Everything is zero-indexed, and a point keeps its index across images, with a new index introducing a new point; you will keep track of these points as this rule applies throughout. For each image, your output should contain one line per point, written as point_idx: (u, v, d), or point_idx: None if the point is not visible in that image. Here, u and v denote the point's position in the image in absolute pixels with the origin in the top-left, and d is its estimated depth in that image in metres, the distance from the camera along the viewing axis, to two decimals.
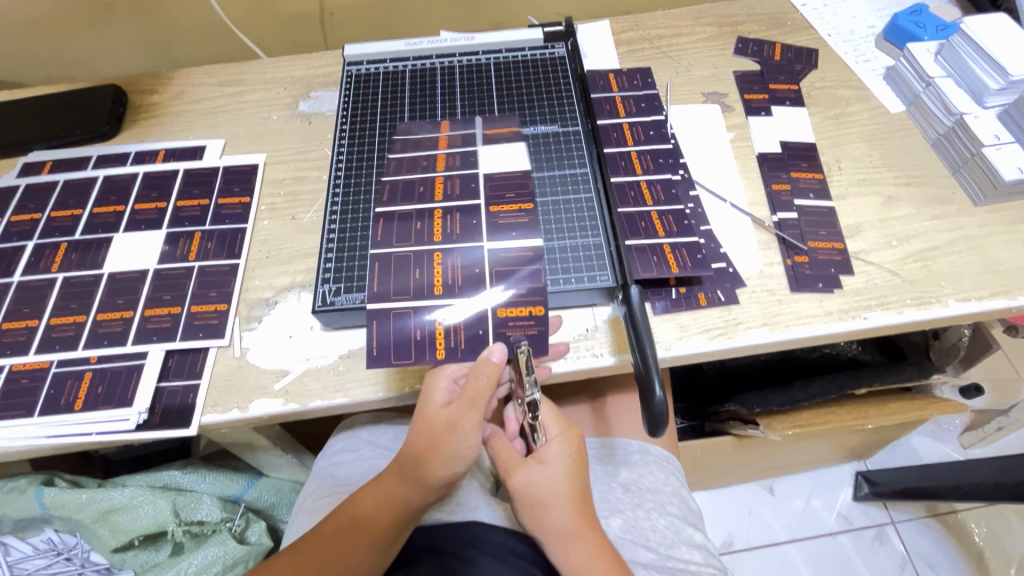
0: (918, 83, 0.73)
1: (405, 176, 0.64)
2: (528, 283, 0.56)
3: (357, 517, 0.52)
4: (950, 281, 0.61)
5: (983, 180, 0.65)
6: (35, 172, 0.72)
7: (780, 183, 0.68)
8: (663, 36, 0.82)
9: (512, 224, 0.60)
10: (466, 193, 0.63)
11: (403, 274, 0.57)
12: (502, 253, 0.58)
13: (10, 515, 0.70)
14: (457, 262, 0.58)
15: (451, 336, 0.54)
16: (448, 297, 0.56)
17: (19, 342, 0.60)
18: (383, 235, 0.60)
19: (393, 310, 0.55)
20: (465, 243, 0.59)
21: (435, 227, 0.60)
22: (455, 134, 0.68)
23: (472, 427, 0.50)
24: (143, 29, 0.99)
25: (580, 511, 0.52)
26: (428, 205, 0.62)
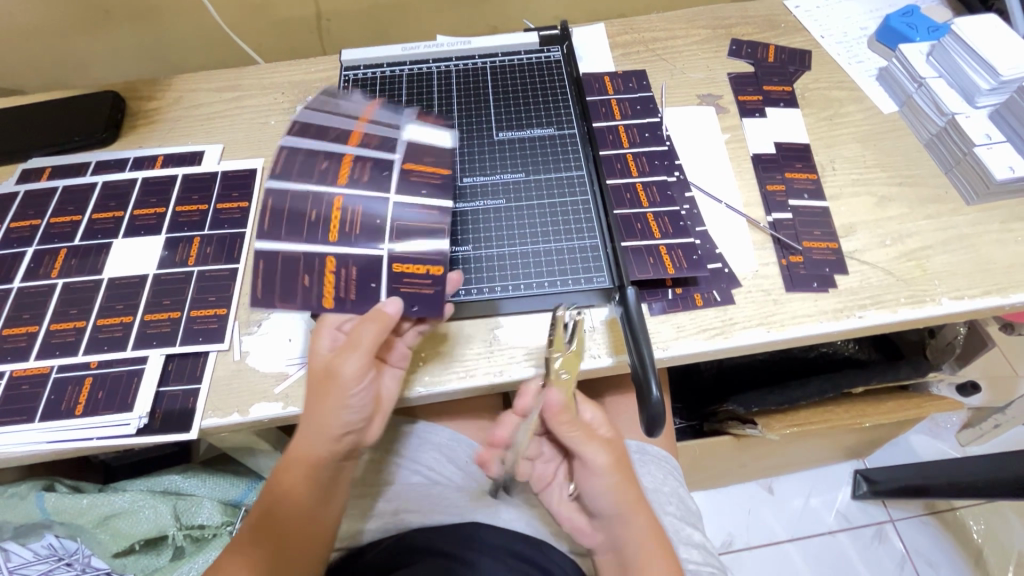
0: (911, 83, 0.73)
1: (331, 121, 0.61)
2: (431, 247, 0.56)
3: (280, 489, 0.53)
4: (944, 280, 0.62)
5: (975, 179, 0.66)
6: (34, 178, 0.72)
7: (774, 184, 0.69)
8: (658, 39, 0.82)
9: (423, 182, 0.58)
10: (386, 145, 0.60)
11: (300, 217, 0.54)
12: (406, 209, 0.56)
13: (11, 521, 0.70)
14: (360, 215, 0.56)
15: (343, 287, 0.53)
16: (342, 245, 0.54)
17: (19, 348, 0.60)
18: (286, 169, 0.56)
19: (277, 251, 0.53)
20: (371, 194, 0.57)
21: (343, 172, 0.57)
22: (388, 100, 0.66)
23: (354, 372, 0.50)
24: (140, 34, 1.00)
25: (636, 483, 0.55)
26: (345, 147, 0.59)
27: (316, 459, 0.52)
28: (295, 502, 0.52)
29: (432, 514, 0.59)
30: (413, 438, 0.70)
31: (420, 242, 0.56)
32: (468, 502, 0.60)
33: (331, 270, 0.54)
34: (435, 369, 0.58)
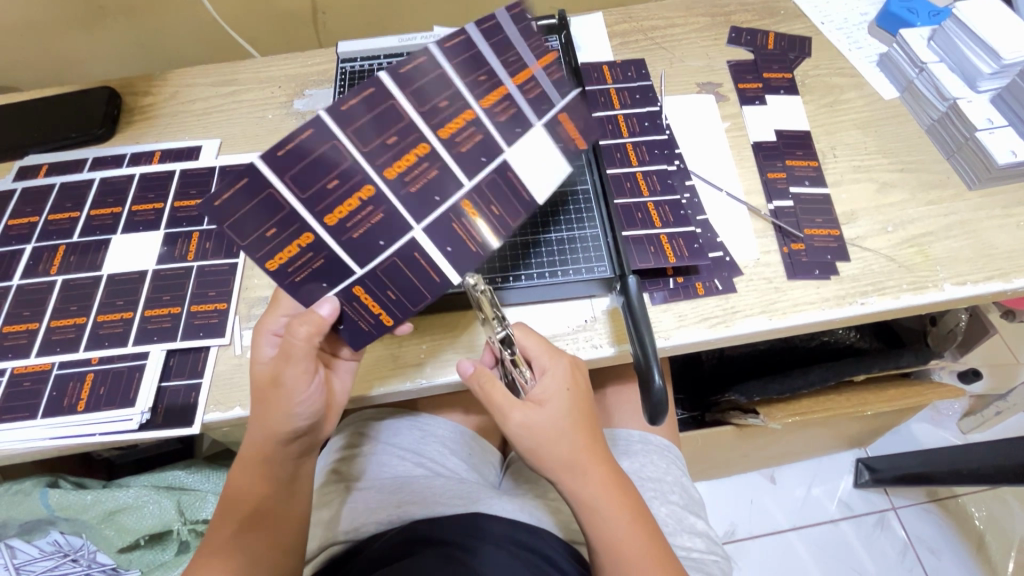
0: (912, 69, 0.73)
1: (444, 83, 0.43)
2: (403, 301, 0.50)
3: (240, 495, 0.52)
4: (946, 266, 0.61)
5: (977, 164, 0.65)
6: (31, 175, 0.72)
7: (775, 172, 0.69)
8: (657, 27, 0.81)
9: (459, 241, 0.49)
10: (460, 165, 0.46)
11: (318, 176, 0.42)
12: (417, 251, 0.48)
13: (15, 518, 0.70)
14: (372, 219, 0.45)
15: (299, 264, 0.46)
16: (328, 232, 0.45)
17: (20, 345, 0.60)
18: (357, 112, 0.41)
19: (268, 188, 0.41)
20: (407, 213, 0.46)
21: (399, 164, 0.44)
22: (521, 100, 0.46)
23: (300, 377, 0.49)
24: (135, 29, 0.99)
25: (574, 434, 0.49)
26: (424, 129, 0.43)
27: (271, 463, 0.51)
28: (262, 505, 0.52)
29: (435, 505, 0.59)
30: (394, 425, 0.73)
31: (402, 295, 0.50)
32: (463, 493, 0.61)
33: (298, 245, 0.45)
34: (439, 361, 0.59)
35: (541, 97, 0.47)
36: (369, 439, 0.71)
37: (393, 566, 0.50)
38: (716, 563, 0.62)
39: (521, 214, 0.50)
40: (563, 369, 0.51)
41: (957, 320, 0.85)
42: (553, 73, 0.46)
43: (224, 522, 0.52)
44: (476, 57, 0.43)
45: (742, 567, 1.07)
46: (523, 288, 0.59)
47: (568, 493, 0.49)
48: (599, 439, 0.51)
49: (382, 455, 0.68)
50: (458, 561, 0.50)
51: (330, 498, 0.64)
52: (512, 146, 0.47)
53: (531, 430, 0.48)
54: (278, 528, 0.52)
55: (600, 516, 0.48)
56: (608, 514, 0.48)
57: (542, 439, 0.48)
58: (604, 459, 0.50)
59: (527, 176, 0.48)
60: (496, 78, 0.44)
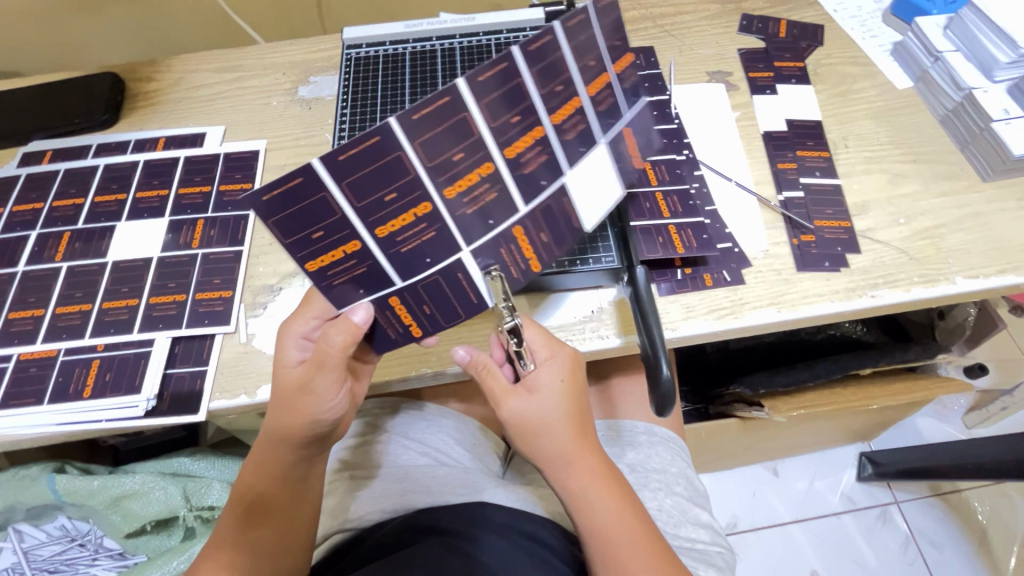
0: (927, 58, 0.71)
1: (519, 96, 0.38)
2: (436, 318, 0.49)
3: (247, 489, 0.52)
4: (957, 259, 0.61)
5: (992, 156, 0.64)
6: (36, 161, 0.71)
7: (785, 162, 0.68)
8: (666, 14, 0.80)
9: (501, 264, 0.47)
10: (521, 186, 0.42)
11: (378, 185, 0.37)
12: (462, 272, 0.45)
13: (23, 502, 0.71)
14: (423, 235, 0.42)
15: (339, 272, 0.42)
16: (373, 244, 0.40)
17: (25, 331, 0.60)
18: (429, 122, 0.36)
19: (324, 191, 0.36)
20: (459, 235, 0.43)
21: (462, 183, 0.40)
22: (589, 114, 0.43)
23: (330, 386, 0.48)
24: (138, 15, 0.98)
25: (570, 425, 0.49)
26: (493, 147, 0.39)
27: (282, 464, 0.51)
28: (267, 500, 0.52)
29: (439, 496, 0.59)
30: (404, 417, 0.72)
31: (436, 309, 0.48)
32: (467, 485, 0.61)
33: (342, 251, 0.40)
34: (444, 352, 0.60)
35: (606, 112, 0.44)
36: (378, 429, 0.71)
37: (393, 554, 0.50)
38: (721, 555, 0.62)
39: (567, 242, 0.49)
40: (563, 361, 0.50)
41: (965, 314, 0.84)
42: (622, 85, 0.44)
43: (231, 514, 0.53)
44: (560, 66, 0.39)
45: (744, 559, 1.07)
46: (542, 281, 0.58)
47: (559, 485, 0.49)
48: (590, 430, 0.51)
49: (390, 446, 0.68)
50: (460, 549, 0.50)
51: (341, 486, 0.64)
52: (573, 171, 0.45)
53: (525, 422, 0.48)
54: (284, 531, 0.52)
55: (592, 506, 0.48)
56: (600, 507, 0.48)
57: (539, 431, 0.48)
58: (598, 450, 0.50)
59: (581, 202, 0.47)
60: (573, 93, 0.41)
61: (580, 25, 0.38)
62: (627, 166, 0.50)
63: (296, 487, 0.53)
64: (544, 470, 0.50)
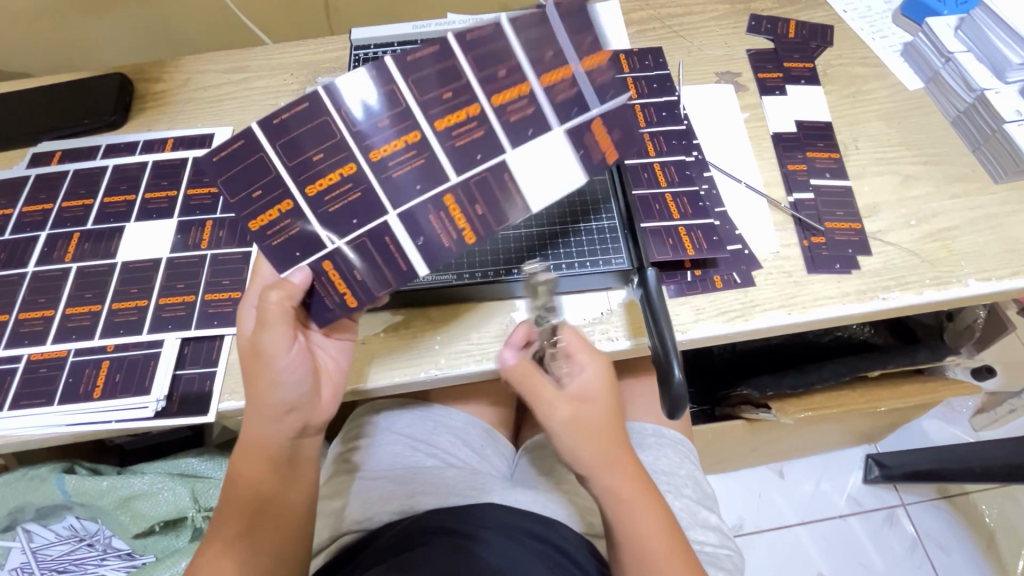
0: (938, 59, 0.71)
1: (456, 74, 0.45)
2: (369, 283, 0.49)
3: (235, 476, 0.51)
4: (970, 261, 0.60)
5: (1004, 157, 0.64)
6: (45, 162, 0.72)
7: (795, 164, 0.67)
8: (674, 15, 0.80)
9: (433, 232, 0.48)
10: (454, 158, 0.47)
11: (308, 146, 0.44)
12: (388, 235, 0.48)
13: (32, 502, 0.71)
14: (350, 196, 0.46)
15: (275, 231, 0.47)
16: (307, 203, 0.46)
17: (35, 331, 0.60)
18: (360, 91, 0.44)
19: (261, 151, 0.44)
20: (385, 196, 0.47)
21: (388, 147, 0.45)
22: (536, 101, 0.47)
23: (279, 343, 0.48)
24: (146, 16, 0.99)
25: (607, 434, 0.51)
26: (423, 120, 0.45)
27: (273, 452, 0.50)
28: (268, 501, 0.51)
29: (449, 497, 0.59)
30: (409, 418, 0.72)
31: (366, 274, 0.49)
32: (475, 487, 0.61)
33: (279, 210, 0.46)
34: (452, 353, 0.58)
35: (562, 102, 0.47)
36: (370, 432, 0.71)
37: (405, 554, 0.51)
38: (730, 558, 0.62)
39: (508, 219, 0.49)
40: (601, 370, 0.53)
41: (975, 316, 0.84)
42: (590, 81, 0.47)
43: (224, 518, 0.51)
44: (503, 55, 0.45)
45: (750, 562, 1.07)
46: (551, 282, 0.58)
47: (602, 492, 0.50)
48: (626, 440, 0.52)
49: (395, 449, 0.68)
50: (469, 552, 0.50)
51: (340, 489, 0.64)
52: (513, 149, 0.48)
53: (564, 426, 0.50)
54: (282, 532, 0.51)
55: (632, 512, 0.49)
56: (641, 513, 0.49)
57: (578, 436, 0.50)
58: (634, 460, 0.52)
59: (524, 181, 0.49)
60: (516, 78, 0.46)
61: (529, 24, 0.45)
62: (597, 155, 0.50)
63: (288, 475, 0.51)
64: (586, 475, 0.50)
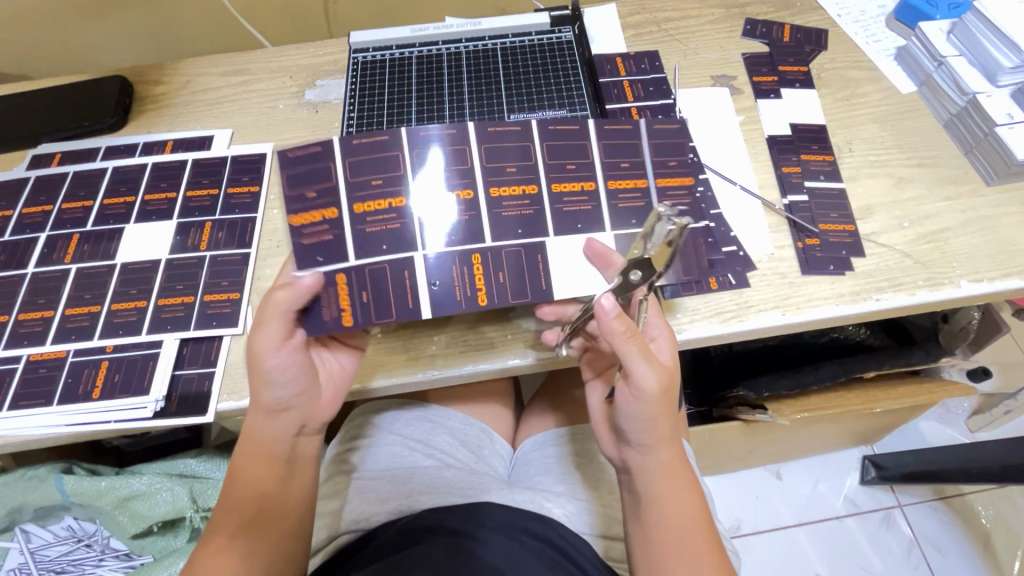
0: (930, 63, 0.72)
1: (525, 155, 0.53)
2: (370, 309, 0.49)
3: (235, 473, 0.51)
4: (962, 262, 0.61)
5: (996, 160, 0.65)
6: (45, 164, 0.72)
7: (790, 166, 0.68)
8: (670, 19, 0.81)
9: (450, 283, 0.50)
10: (496, 223, 0.52)
11: (377, 169, 0.49)
12: (407, 271, 0.50)
13: (30, 503, 0.71)
14: (390, 224, 0.49)
15: (308, 231, 0.48)
16: (351, 217, 0.49)
17: (35, 332, 0.60)
18: (441, 141, 0.51)
19: (331, 161, 0.48)
20: (422, 233, 0.50)
21: (443, 194, 0.50)
22: (596, 201, 0.53)
23: (272, 341, 0.48)
24: (146, 19, 0.99)
25: (669, 403, 0.48)
26: (480, 182, 0.51)
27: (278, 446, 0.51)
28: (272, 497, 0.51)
29: (448, 496, 0.59)
30: (407, 419, 0.73)
31: (372, 300, 0.49)
32: (475, 487, 0.61)
33: (322, 215, 0.48)
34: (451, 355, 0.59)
35: (622, 208, 0.54)
36: (369, 432, 0.72)
37: (405, 551, 0.51)
38: None
39: (525, 296, 0.51)
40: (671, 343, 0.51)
41: (969, 317, 0.84)
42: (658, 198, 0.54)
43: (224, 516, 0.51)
44: (581, 154, 0.54)
45: (747, 563, 1.07)
46: None
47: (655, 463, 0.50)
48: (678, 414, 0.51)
49: (393, 449, 0.69)
50: (467, 550, 0.50)
51: (338, 488, 0.65)
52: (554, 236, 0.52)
53: (643, 389, 0.47)
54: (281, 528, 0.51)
55: (675, 495, 0.50)
56: (682, 491, 0.50)
57: (648, 401, 0.47)
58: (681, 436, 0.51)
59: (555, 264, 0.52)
60: (586, 177, 0.54)
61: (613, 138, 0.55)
62: None
63: (288, 470, 0.52)
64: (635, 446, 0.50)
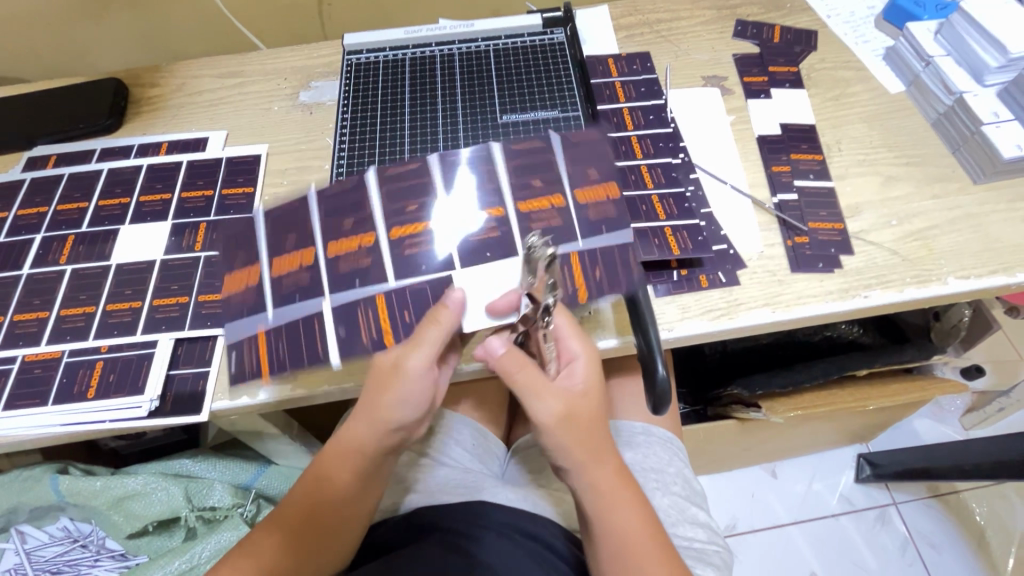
0: (918, 63, 0.73)
1: (488, 179, 0.57)
2: (285, 360, 0.55)
3: (323, 475, 0.54)
4: (950, 259, 0.61)
5: (982, 158, 0.66)
6: (40, 166, 0.72)
7: (780, 165, 0.69)
8: (662, 20, 0.81)
9: (355, 326, 0.54)
10: (399, 264, 0.54)
11: (287, 232, 0.56)
12: (317, 319, 0.55)
13: (25, 503, 0.71)
14: (301, 279, 0.55)
15: (230, 293, 0.57)
16: (262, 284, 0.56)
17: (30, 333, 0.60)
18: (342, 194, 0.56)
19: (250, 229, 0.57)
20: (328, 285, 0.55)
21: (345, 244, 0.55)
22: (566, 213, 0.56)
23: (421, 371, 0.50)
24: (142, 22, 1.00)
25: (579, 428, 0.49)
26: (381, 228, 0.55)
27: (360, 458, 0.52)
28: (333, 500, 0.53)
29: (443, 495, 0.60)
30: None
31: (287, 354, 0.55)
32: (472, 484, 0.62)
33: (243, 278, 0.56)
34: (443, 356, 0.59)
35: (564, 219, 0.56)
36: None
37: (403, 550, 0.52)
38: (719, 554, 0.63)
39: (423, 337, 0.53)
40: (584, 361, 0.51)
41: (960, 314, 0.84)
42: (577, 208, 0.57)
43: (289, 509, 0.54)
44: (524, 172, 0.57)
45: (742, 561, 1.07)
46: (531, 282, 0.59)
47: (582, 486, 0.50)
48: (605, 435, 0.51)
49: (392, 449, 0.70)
50: (462, 548, 0.51)
51: None
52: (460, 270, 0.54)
53: (540, 422, 0.49)
54: (335, 527, 0.54)
55: (613, 512, 0.50)
56: (616, 507, 0.50)
57: (551, 432, 0.49)
58: (614, 453, 0.52)
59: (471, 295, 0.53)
60: (554, 193, 0.57)
61: (584, 145, 0.60)
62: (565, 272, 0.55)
63: (356, 489, 0.54)
64: (568, 467, 0.50)
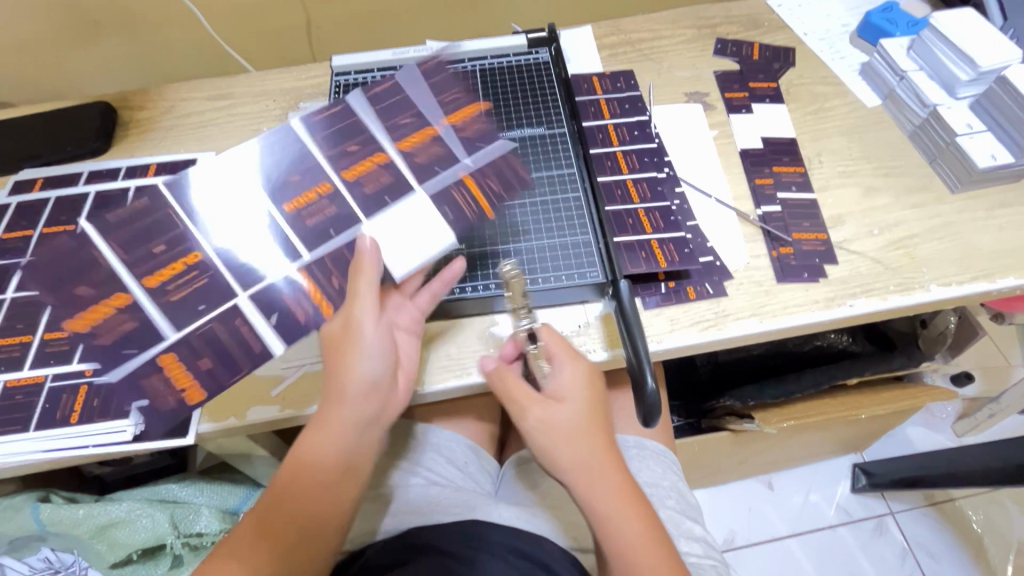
0: (893, 77, 0.75)
1: (355, 134, 0.62)
2: (212, 373, 0.53)
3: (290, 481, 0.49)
4: (931, 267, 0.62)
5: (959, 168, 0.67)
6: (26, 190, 0.72)
7: (763, 178, 0.70)
8: (644, 39, 0.83)
9: (290, 306, 0.54)
10: (310, 233, 0.57)
11: (152, 238, 0.56)
12: (238, 317, 0.54)
13: (5, 534, 0.69)
14: (195, 281, 0.55)
15: (102, 331, 0.53)
16: (152, 300, 0.54)
17: (12, 358, 0.59)
18: (305, 168, 0.60)
19: (95, 246, 0.55)
20: (230, 281, 0.55)
21: (304, 197, 0.58)
22: (442, 144, 0.63)
23: (367, 312, 0.50)
24: (132, 46, 1.01)
25: (586, 443, 0.50)
26: (332, 172, 0.60)
27: (325, 442, 0.49)
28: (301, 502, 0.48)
29: (436, 516, 0.60)
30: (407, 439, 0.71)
31: (215, 362, 0.53)
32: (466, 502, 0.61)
33: (113, 301, 0.53)
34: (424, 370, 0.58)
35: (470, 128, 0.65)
36: None
37: None
38: (714, 568, 0.62)
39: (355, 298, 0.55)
40: (583, 371, 0.53)
41: (947, 322, 0.85)
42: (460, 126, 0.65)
43: (252, 528, 0.48)
44: (405, 113, 0.64)
45: None
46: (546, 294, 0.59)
47: (582, 498, 0.49)
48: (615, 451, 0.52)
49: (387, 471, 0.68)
50: None
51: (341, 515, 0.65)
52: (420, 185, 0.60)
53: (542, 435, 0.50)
54: (305, 539, 0.48)
55: (615, 525, 0.48)
56: (619, 519, 0.48)
57: (558, 444, 0.50)
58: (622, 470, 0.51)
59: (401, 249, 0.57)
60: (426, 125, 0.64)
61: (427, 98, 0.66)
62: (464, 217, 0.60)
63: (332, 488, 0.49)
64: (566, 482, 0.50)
